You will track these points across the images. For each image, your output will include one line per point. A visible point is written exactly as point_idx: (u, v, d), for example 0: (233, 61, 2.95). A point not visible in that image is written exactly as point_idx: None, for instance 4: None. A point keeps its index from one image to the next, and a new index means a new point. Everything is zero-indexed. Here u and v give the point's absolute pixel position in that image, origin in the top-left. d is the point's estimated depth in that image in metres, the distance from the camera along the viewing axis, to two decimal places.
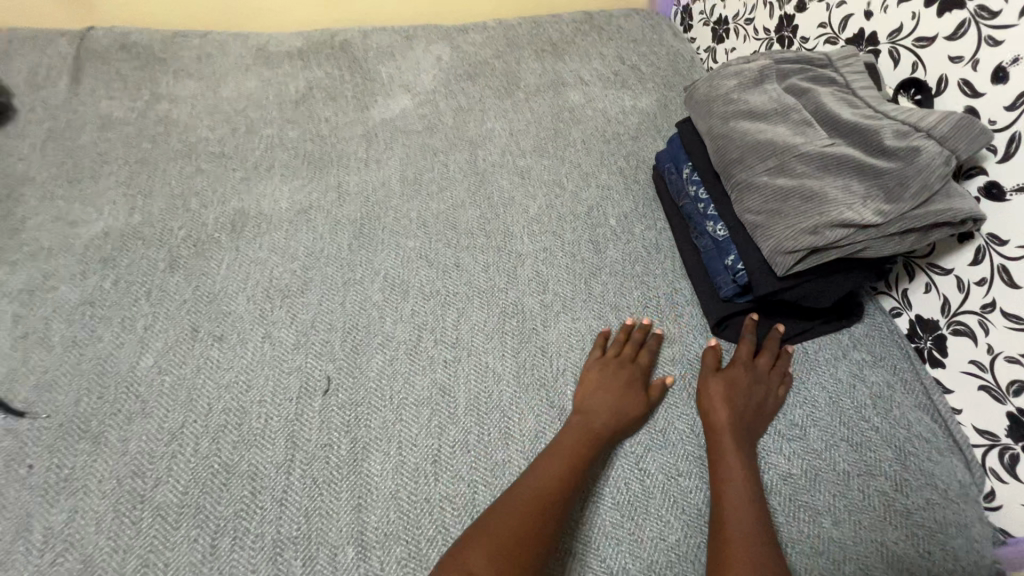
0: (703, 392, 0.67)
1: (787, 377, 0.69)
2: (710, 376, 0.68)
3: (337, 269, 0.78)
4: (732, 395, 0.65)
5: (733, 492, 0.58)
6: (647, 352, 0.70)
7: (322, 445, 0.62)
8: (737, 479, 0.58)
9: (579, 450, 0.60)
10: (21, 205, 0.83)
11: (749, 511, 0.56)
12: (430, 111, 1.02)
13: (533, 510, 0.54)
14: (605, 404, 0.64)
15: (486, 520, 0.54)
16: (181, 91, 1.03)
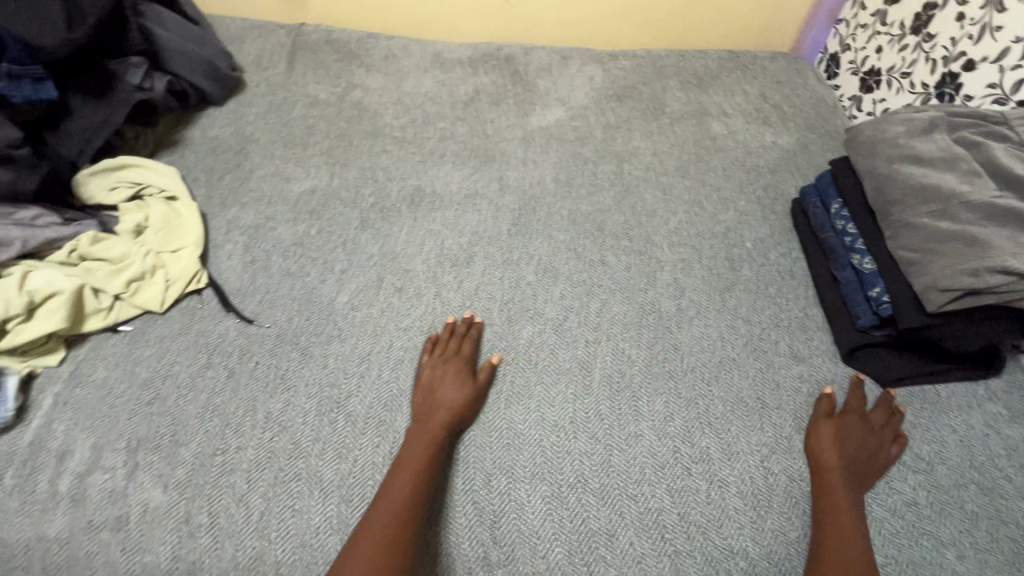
0: (812, 436, 0.69)
1: (902, 437, 0.69)
2: (822, 421, 0.70)
3: (497, 248, 0.88)
4: (845, 440, 0.67)
5: (839, 520, 0.61)
6: (467, 344, 0.75)
7: (476, 390, 0.72)
8: (848, 511, 0.62)
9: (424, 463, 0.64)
10: (249, 159, 1.01)
11: (854, 543, 0.60)
12: (582, 124, 1.12)
13: (397, 516, 0.59)
14: (438, 404, 0.68)
15: (361, 537, 0.58)
16: (370, 82, 1.20)
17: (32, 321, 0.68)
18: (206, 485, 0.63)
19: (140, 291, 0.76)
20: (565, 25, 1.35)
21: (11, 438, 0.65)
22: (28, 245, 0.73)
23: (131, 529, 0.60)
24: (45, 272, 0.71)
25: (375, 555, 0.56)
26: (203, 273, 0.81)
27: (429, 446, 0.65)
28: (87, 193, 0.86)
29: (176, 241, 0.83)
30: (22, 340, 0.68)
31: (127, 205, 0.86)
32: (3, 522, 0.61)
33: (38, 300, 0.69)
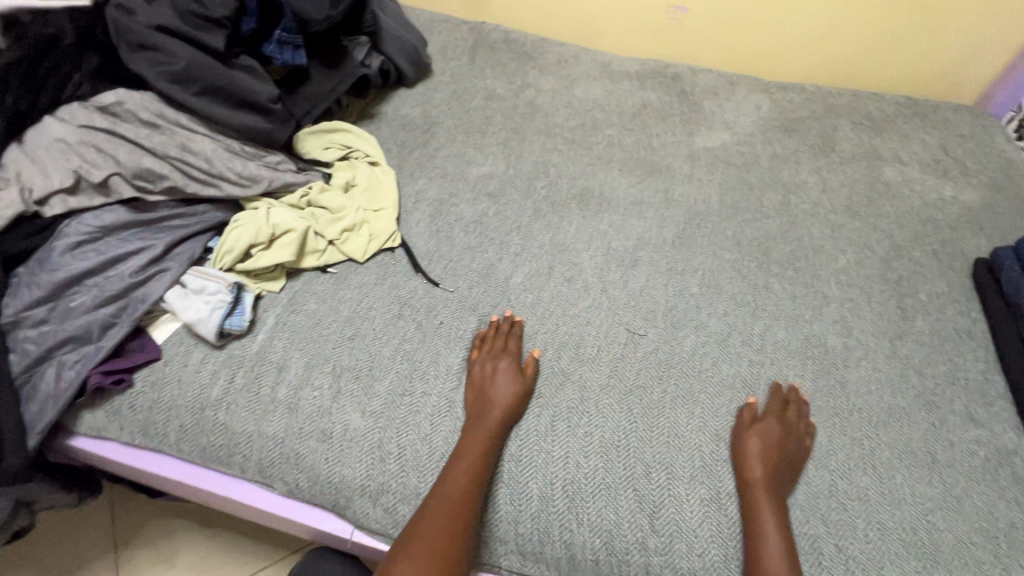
0: (741, 447, 0.69)
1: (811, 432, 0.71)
2: (748, 432, 0.70)
3: (662, 257, 0.91)
4: (770, 452, 0.67)
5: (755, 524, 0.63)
6: (514, 343, 0.77)
7: (638, 385, 0.75)
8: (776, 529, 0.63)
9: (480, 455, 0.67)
10: (434, 139, 1.10)
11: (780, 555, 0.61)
12: (749, 150, 1.12)
13: (455, 508, 0.63)
14: (489, 399, 0.71)
15: (423, 523, 0.63)
16: (543, 83, 1.27)
17: (271, 251, 0.80)
18: (396, 419, 0.71)
19: (349, 240, 0.87)
20: (736, 52, 1.35)
21: (243, 345, 0.76)
22: (273, 185, 0.84)
23: (335, 442, 0.69)
24: (283, 211, 0.83)
25: (438, 544, 0.61)
26: (397, 235, 0.90)
27: (488, 441, 0.68)
28: (306, 146, 0.98)
29: (378, 201, 0.93)
30: (262, 266, 0.80)
31: (339, 162, 0.97)
32: (233, 414, 0.71)
33: (278, 234, 0.81)
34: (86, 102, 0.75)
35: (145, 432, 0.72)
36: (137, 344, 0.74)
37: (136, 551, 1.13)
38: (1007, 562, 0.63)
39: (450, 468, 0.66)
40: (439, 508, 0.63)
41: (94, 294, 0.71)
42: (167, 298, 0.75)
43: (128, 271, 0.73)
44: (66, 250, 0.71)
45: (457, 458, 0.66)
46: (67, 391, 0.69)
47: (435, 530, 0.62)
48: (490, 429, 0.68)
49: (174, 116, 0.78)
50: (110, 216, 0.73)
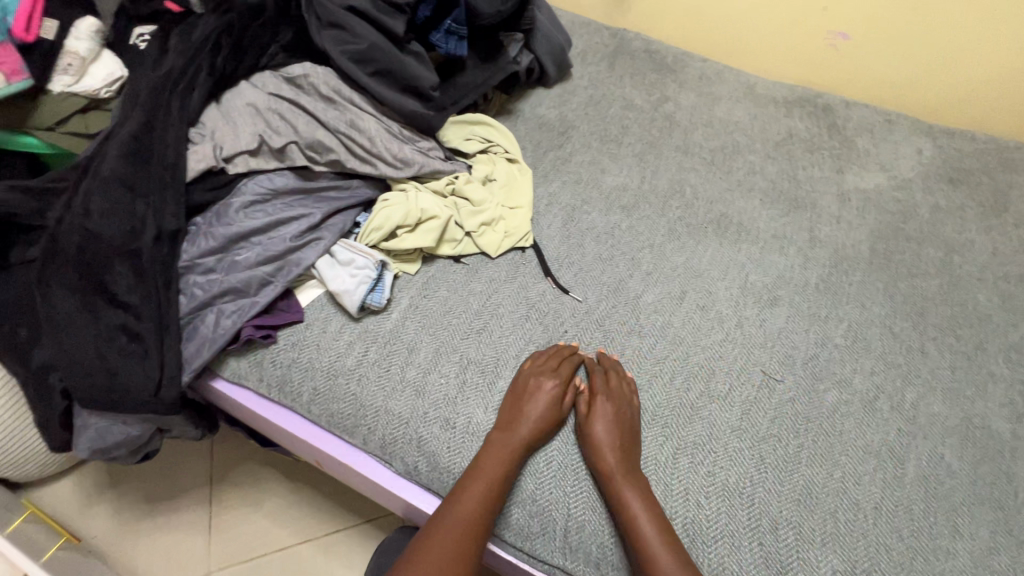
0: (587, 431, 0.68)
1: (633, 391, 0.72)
2: (590, 417, 0.68)
3: (804, 301, 0.85)
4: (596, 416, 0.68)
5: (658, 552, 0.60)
6: (567, 365, 0.74)
7: (772, 433, 0.71)
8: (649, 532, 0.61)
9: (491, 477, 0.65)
10: (569, 143, 1.09)
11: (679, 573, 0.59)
12: (907, 198, 1.03)
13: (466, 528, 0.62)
14: (524, 416, 0.68)
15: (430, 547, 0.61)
16: (683, 98, 1.22)
17: (413, 234, 0.82)
18: None
19: (483, 234, 0.87)
20: (900, 88, 1.24)
21: (378, 320, 0.78)
22: (424, 170, 0.85)
23: (457, 431, 0.70)
24: (427, 197, 0.84)
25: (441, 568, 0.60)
26: (528, 235, 0.90)
27: (508, 458, 0.66)
28: (449, 133, 0.99)
29: (513, 198, 0.93)
30: (402, 247, 0.82)
31: (478, 154, 0.98)
32: (364, 386, 0.73)
33: (422, 218, 0.82)
34: (277, 72, 0.82)
35: (281, 387, 0.76)
36: (285, 304, 0.78)
37: (228, 489, 1.20)
38: None
39: (466, 484, 0.65)
40: (450, 525, 0.62)
41: (258, 252, 0.76)
42: (318, 265, 0.78)
43: (289, 235, 0.77)
44: (240, 208, 0.76)
45: (473, 477, 0.65)
46: (223, 337, 0.73)
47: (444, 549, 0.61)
48: (512, 447, 0.66)
49: (349, 94, 0.83)
50: (280, 180, 0.78)
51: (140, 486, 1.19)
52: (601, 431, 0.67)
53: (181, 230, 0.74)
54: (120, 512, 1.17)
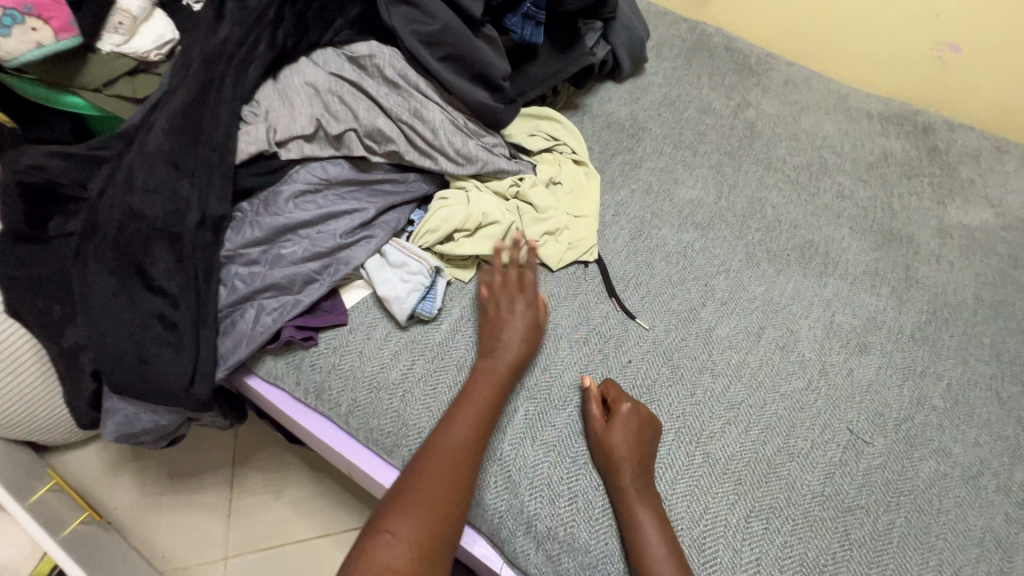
0: (605, 436, 0.62)
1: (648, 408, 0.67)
2: (613, 425, 0.63)
3: (899, 351, 0.76)
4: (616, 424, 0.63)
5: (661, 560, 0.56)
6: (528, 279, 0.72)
7: (858, 506, 0.63)
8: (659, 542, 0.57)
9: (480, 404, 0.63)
10: (640, 147, 1.00)
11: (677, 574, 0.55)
12: (1017, 240, 0.92)
13: (457, 462, 0.59)
14: (505, 343, 0.67)
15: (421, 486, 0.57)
16: (766, 105, 1.11)
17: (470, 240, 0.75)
18: (571, 457, 0.65)
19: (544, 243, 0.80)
20: (1012, 112, 1.11)
21: (427, 331, 0.72)
22: (486, 168, 0.78)
23: (505, 464, 0.64)
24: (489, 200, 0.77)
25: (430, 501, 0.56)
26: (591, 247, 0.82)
27: (496, 385, 0.65)
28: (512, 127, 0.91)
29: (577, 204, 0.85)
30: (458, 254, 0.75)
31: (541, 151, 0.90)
32: (408, 404, 0.68)
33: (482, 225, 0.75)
34: (340, 50, 0.74)
35: (319, 394, 0.71)
36: (329, 304, 0.72)
37: (250, 473, 1.18)
38: None
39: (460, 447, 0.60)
40: (440, 449, 0.59)
41: (306, 247, 0.70)
42: (367, 266, 0.72)
43: (340, 231, 0.71)
44: (290, 197, 0.70)
45: (461, 408, 0.62)
46: (262, 337, 0.68)
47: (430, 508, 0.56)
48: (499, 374, 0.65)
49: (415, 79, 0.75)
50: (335, 169, 0.72)
51: (163, 461, 1.17)
52: (620, 439, 0.62)
53: (226, 216, 0.69)
54: (142, 484, 1.15)
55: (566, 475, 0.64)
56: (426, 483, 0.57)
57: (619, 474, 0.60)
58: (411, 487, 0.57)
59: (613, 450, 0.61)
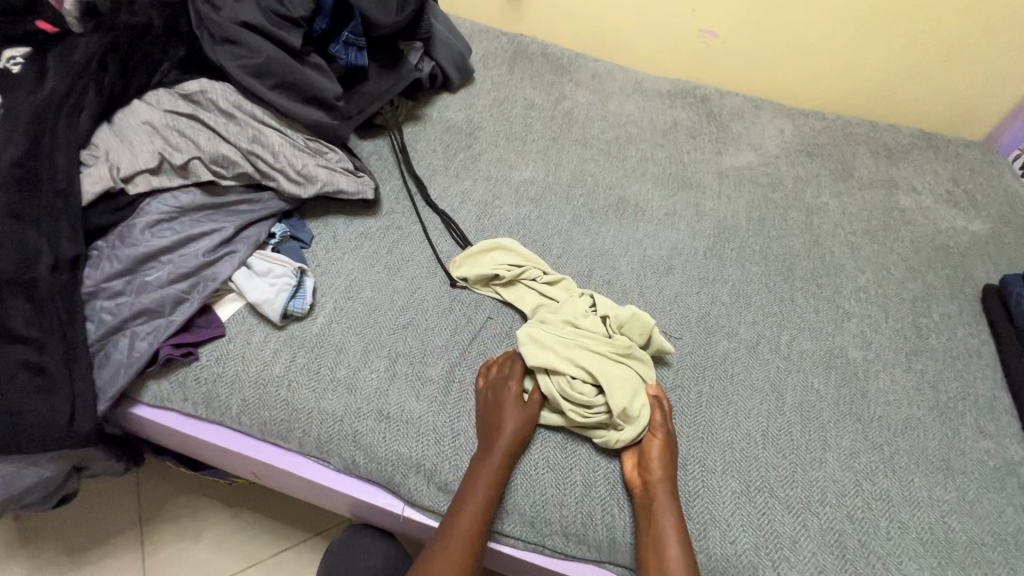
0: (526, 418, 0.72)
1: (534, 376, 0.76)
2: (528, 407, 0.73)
3: (695, 268, 0.96)
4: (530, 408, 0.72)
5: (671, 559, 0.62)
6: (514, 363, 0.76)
7: (676, 386, 0.80)
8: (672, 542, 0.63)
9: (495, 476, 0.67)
10: (478, 144, 1.15)
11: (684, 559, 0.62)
12: (774, 172, 1.19)
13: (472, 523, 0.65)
14: (502, 421, 0.70)
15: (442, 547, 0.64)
16: (579, 96, 1.32)
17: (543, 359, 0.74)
18: (448, 402, 0.75)
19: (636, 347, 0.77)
20: (764, 77, 1.41)
21: (303, 326, 0.80)
22: (326, 188, 0.87)
23: (392, 420, 0.73)
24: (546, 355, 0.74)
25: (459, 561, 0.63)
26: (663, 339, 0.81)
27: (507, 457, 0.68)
28: (462, 268, 0.88)
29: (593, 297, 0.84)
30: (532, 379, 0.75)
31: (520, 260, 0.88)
32: (295, 391, 0.75)
33: (553, 343, 0.75)
34: (172, 89, 0.81)
35: (208, 404, 0.76)
36: (204, 321, 0.77)
37: (163, 527, 1.13)
38: (1021, 564, 0.68)
39: (463, 496, 0.67)
40: (461, 524, 0.65)
41: (169, 271, 0.75)
42: (235, 278, 0.79)
43: (201, 251, 0.77)
44: (146, 228, 0.76)
45: (475, 489, 0.66)
46: (139, 361, 0.72)
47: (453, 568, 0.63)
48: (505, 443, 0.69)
49: (250, 108, 0.84)
50: (186, 197, 0.79)
51: (59, 539, 1.10)
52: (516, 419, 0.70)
53: (81, 256, 0.72)
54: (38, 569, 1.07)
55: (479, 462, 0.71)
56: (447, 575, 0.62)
57: (653, 490, 0.67)
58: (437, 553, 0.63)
59: (521, 432, 0.70)
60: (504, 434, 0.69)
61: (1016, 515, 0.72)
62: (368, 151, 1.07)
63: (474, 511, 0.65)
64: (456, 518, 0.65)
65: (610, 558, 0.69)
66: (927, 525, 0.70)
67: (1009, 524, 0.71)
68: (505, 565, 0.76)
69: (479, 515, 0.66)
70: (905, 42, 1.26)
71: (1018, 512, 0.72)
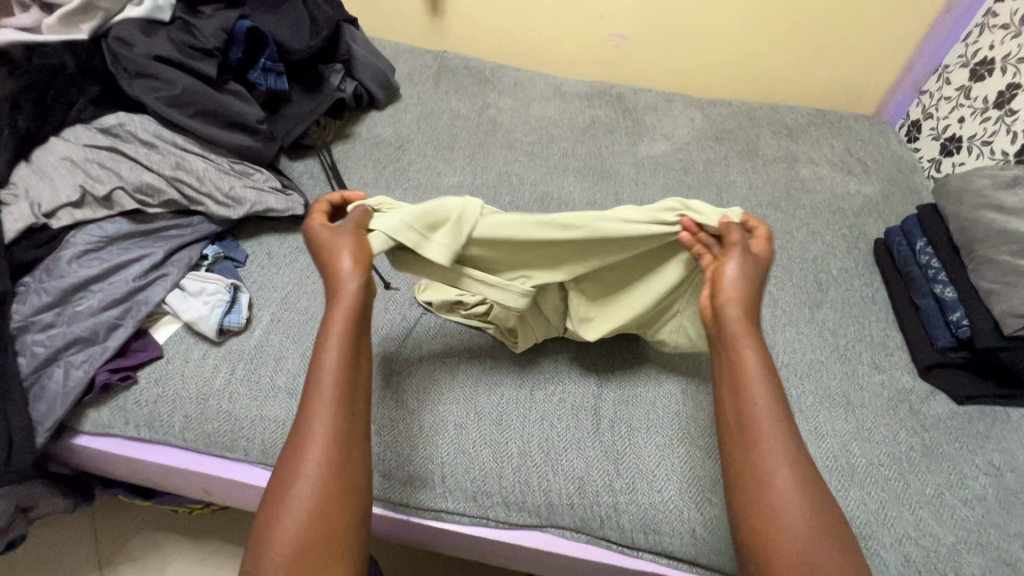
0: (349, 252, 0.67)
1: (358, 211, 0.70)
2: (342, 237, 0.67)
3: None
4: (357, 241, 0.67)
5: (758, 404, 0.59)
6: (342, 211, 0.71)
7: (604, 357, 0.86)
8: (757, 374, 0.61)
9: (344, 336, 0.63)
10: (406, 155, 1.19)
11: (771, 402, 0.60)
12: (685, 157, 1.28)
13: (334, 388, 0.61)
14: (337, 273, 0.65)
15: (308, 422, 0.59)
16: (502, 103, 1.38)
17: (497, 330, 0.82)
18: (387, 395, 0.79)
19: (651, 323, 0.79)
20: (673, 73, 1.52)
21: (241, 340, 0.82)
22: (254, 208, 0.91)
23: None
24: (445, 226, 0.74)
25: (330, 429, 0.59)
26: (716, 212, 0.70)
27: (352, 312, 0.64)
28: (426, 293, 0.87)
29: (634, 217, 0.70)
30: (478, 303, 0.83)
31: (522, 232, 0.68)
32: (236, 402, 0.77)
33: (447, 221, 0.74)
34: (89, 125, 0.84)
35: (150, 424, 0.77)
36: (140, 344, 0.79)
37: (120, 567, 1.10)
38: (912, 477, 0.76)
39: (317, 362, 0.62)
40: (319, 391, 0.60)
41: (99, 299, 0.77)
42: (168, 300, 0.81)
43: (131, 276, 0.79)
44: (72, 259, 0.77)
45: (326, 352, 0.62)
46: (75, 389, 0.73)
47: (340, 406, 0.60)
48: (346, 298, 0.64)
49: (171, 137, 0.87)
50: (112, 227, 0.81)
51: None
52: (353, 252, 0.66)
53: (7, 292, 0.73)
54: None
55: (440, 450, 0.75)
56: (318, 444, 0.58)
57: (729, 317, 0.65)
58: (303, 426, 0.59)
59: (360, 260, 0.65)
60: (342, 273, 0.64)
61: (908, 436, 0.80)
62: (299, 170, 1.11)
63: (328, 376, 0.61)
64: (312, 384, 0.61)
65: (552, 520, 0.73)
66: (829, 452, 0.77)
67: (901, 444, 0.79)
68: (459, 545, 0.80)
69: (342, 350, 0.62)
70: (790, 30, 1.38)
71: (909, 433, 0.80)
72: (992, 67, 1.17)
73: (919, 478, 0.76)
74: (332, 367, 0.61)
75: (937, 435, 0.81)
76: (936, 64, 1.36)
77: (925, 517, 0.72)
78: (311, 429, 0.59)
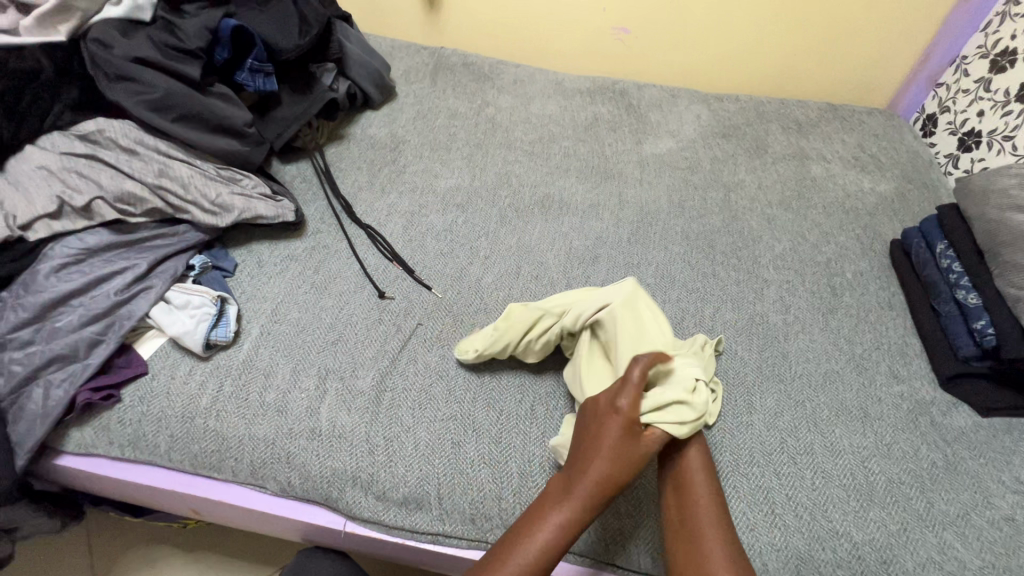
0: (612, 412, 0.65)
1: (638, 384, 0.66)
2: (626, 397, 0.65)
3: (620, 255, 1.00)
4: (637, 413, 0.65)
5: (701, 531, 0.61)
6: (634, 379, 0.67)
7: None
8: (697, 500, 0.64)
9: (605, 488, 0.62)
10: (402, 157, 1.15)
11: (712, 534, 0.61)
12: (692, 155, 1.23)
13: (569, 530, 0.60)
14: (628, 434, 0.64)
15: (524, 543, 0.60)
16: (502, 101, 1.33)
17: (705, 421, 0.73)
18: (381, 413, 0.75)
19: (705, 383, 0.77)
20: (677, 68, 1.48)
21: (229, 355, 0.79)
22: (243, 215, 0.88)
23: (325, 436, 0.73)
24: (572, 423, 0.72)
25: (546, 558, 0.59)
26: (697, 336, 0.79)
27: (625, 475, 0.62)
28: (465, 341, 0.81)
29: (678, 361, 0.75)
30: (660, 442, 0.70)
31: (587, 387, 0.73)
32: (224, 420, 0.74)
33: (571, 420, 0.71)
34: (68, 132, 0.81)
35: (135, 444, 0.74)
36: (123, 360, 0.76)
37: None
38: (935, 496, 0.72)
39: (563, 494, 0.62)
40: (557, 521, 0.61)
41: (79, 314, 0.73)
42: (152, 314, 0.78)
43: (113, 290, 0.76)
44: (51, 272, 0.74)
45: (578, 488, 0.62)
46: (55, 409, 0.70)
47: (536, 552, 0.59)
48: (628, 463, 0.62)
49: (154, 143, 0.85)
50: (94, 238, 0.78)
51: None
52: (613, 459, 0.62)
53: None
54: None
55: (440, 471, 0.71)
56: (532, 568, 0.58)
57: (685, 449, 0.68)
58: (521, 543, 0.60)
59: (624, 469, 0.62)
60: (639, 458, 0.63)
61: (929, 452, 0.76)
62: (291, 175, 1.07)
63: (569, 520, 0.61)
64: (554, 513, 0.61)
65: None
66: (848, 468, 0.74)
67: (922, 460, 0.75)
68: (460, 568, 0.76)
69: (550, 539, 0.60)
70: (801, 20, 1.33)
71: (930, 448, 0.76)
72: (1014, 58, 1.12)
73: (945, 498, 0.71)
74: (570, 502, 0.62)
75: (961, 450, 0.76)
76: (953, 54, 1.30)
77: (950, 539, 0.68)
78: (525, 554, 0.59)
